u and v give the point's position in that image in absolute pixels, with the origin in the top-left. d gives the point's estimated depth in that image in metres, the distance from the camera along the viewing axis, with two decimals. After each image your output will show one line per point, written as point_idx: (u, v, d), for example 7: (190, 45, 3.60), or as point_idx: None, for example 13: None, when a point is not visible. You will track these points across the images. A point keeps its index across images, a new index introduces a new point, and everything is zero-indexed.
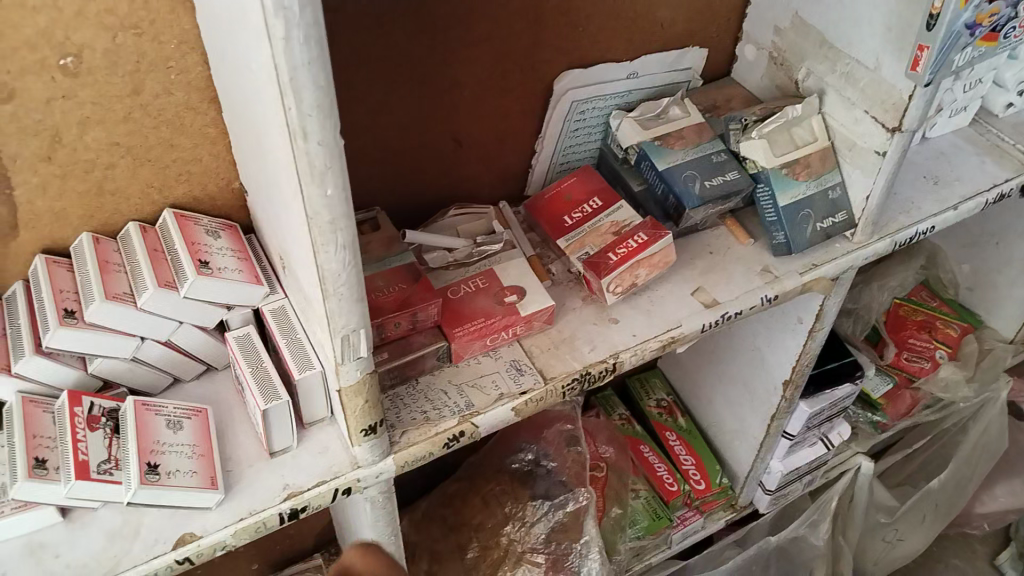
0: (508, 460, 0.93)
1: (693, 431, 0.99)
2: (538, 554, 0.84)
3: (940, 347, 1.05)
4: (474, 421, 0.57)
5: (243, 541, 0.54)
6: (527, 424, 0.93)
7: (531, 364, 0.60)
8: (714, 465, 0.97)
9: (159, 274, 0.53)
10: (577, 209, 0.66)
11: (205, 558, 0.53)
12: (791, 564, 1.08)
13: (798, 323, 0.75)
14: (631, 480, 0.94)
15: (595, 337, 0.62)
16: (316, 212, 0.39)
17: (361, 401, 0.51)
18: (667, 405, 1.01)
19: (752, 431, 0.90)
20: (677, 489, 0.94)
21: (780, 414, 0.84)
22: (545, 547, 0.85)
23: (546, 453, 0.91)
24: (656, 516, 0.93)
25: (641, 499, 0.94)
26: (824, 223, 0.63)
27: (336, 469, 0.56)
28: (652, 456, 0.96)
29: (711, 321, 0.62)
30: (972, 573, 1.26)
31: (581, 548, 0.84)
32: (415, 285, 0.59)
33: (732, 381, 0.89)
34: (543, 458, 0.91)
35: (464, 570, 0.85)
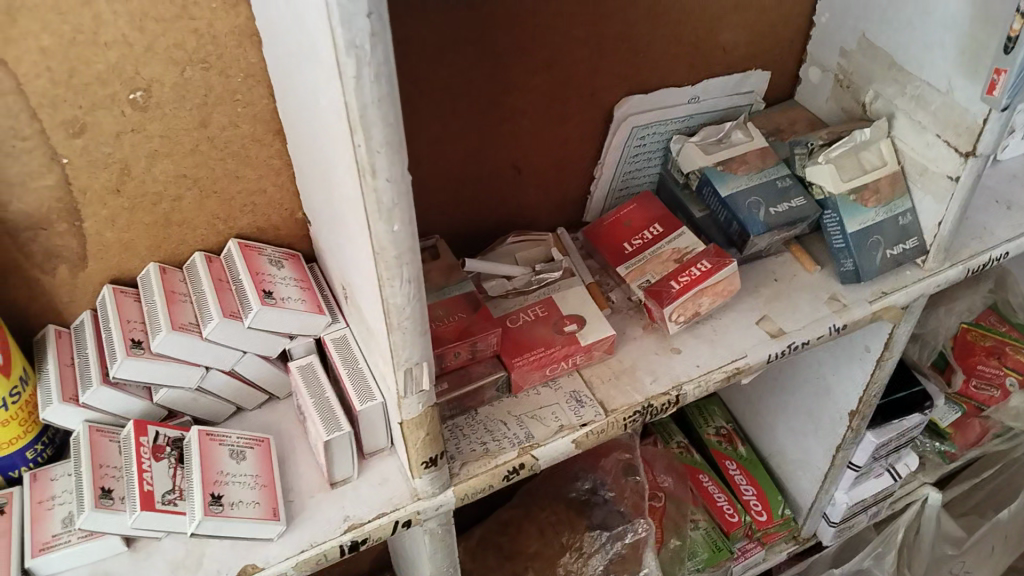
0: (565, 489, 0.91)
1: (755, 461, 0.96)
2: None
3: (1010, 374, 1.00)
4: (534, 454, 0.56)
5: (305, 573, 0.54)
6: (585, 452, 0.92)
7: (592, 395, 0.59)
8: (776, 495, 0.94)
9: (224, 304, 0.53)
10: (637, 236, 0.65)
11: None
12: None
13: (865, 352, 0.73)
14: (689, 510, 0.92)
15: (657, 367, 0.61)
16: (382, 247, 0.39)
17: (422, 433, 0.51)
18: (727, 433, 0.98)
19: (815, 462, 0.88)
20: (737, 520, 0.92)
21: (845, 446, 0.82)
22: None
23: (604, 482, 0.90)
24: (717, 547, 0.90)
25: (700, 531, 0.91)
26: (895, 250, 0.61)
27: (396, 501, 0.55)
28: (712, 486, 0.94)
29: (776, 351, 0.60)
30: None
31: None
32: (474, 313, 0.58)
33: (796, 410, 0.87)
34: (600, 487, 0.90)
35: None
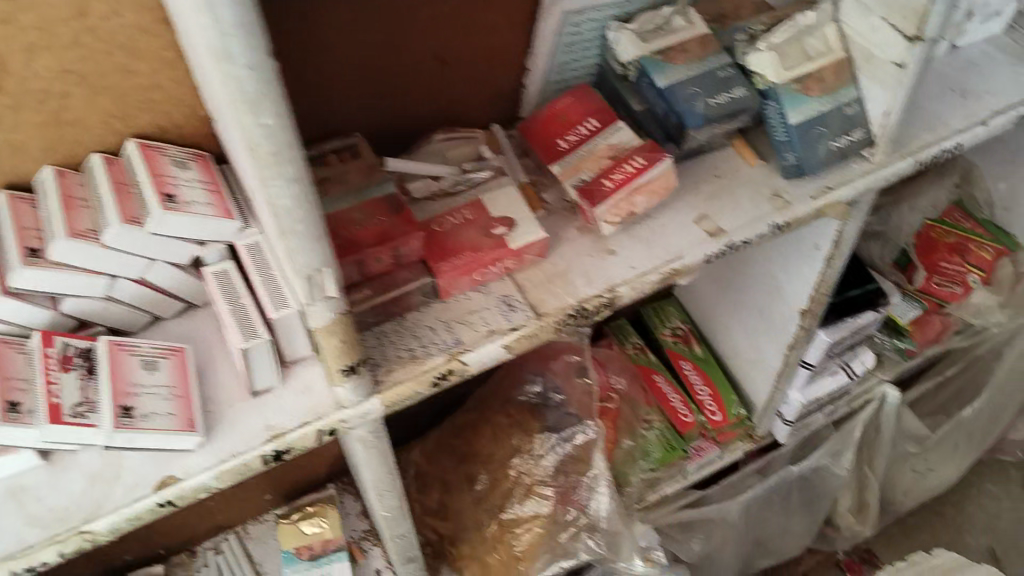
0: (515, 394, 0.91)
1: (710, 361, 0.97)
2: (546, 487, 0.83)
3: (973, 271, 0.99)
4: (463, 359, 0.55)
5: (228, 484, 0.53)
6: (533, 356, 0.91)
7: (523, 299, 0.58)
8: (731, 394, 0.95)
9: (124, 209, 0.50)
10: (572, 131, 0.62)
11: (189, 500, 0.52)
12: (814, 491, 1.11)
13: (815, 249, 0.71)
14: (643, 411, 0.93)
15: (590, 270, 0.59)
16: (256, 144, 0.36)
17: (335, 342, 0.49)
18: (683, 333, 0.99)
19: (768, 362, 0.87)
20: (691, 420, 0.94)
21: (795, 345, 0.82)
22: (553, 479, 0.83)
23: (554, 386, 0.89)
24: (670, 447, 0.92)
25: (654, 431, 0.93)
26: (840, 140, 0.58)
27: (318, 409, 0.54)
28: (665, 386, 0.95)
29: (714, 251, 0.58)
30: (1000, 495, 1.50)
31: (588, 481, 0.83)
32: (395, 216, 0.55)
33: (749, 307, 0.86)
34: (550, 390, 0.89)
35: (473, 501, 0.85)
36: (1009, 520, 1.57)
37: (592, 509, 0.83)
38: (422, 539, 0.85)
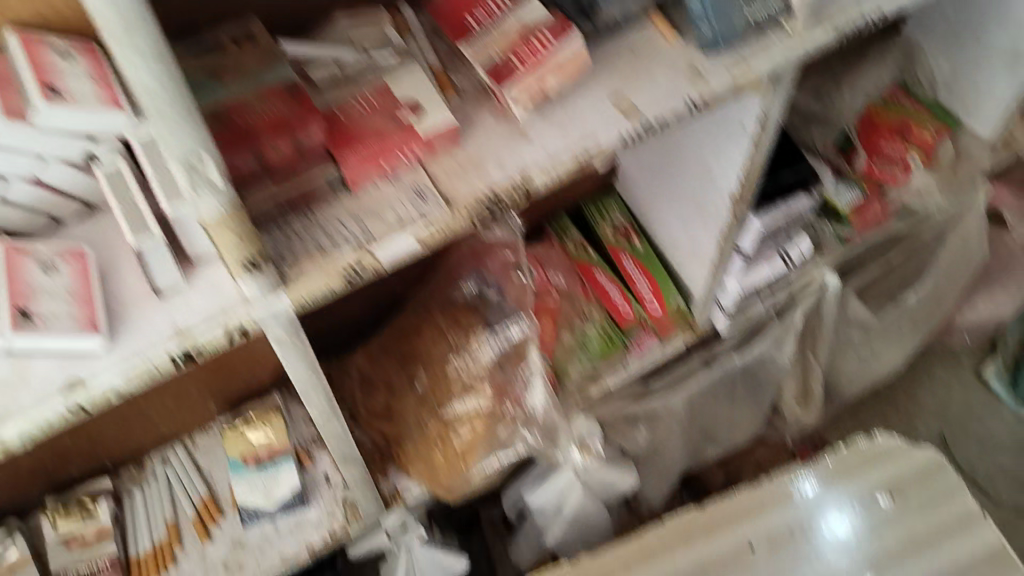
0: (451, 292, 0.89)
1: (650, 256, 0.96)
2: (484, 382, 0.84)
3: (912, 151, 1.03)
4: (373, 253, 0.53)
5: (139, 388, 0.52)
6: (466, 252, 0.88)
7: (435, 190, 0.56)
8: (670, 286, 0.95)
9: (6, 101, 0.48)
10: (478, 7, 0.61)
11: (101, 404, 0.52)
12: (758, 378, 1.13)
13: (741, 128, 0.70)
14: (584, 306, 0.95)
15: (504, 155, 0.57)
16: (103, 20, 0.37)
17: (232, 232, 0.47)
18: (623, 227, 0.98)
19: (705, 250, 0.88)
20: (630, 314, 0.95)
21: (731, 230, 0.82)
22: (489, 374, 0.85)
23: (488, 283, 0.88)
24: (610, 341, 0.95)
25: (595, 326, 0.95)
26: (754, 10, 0.59)
27: (225, 307, 0.52)
28: (604, 281, 0.96)
29: (629, 130, 0.57)
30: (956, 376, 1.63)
31: (527, 373, 0.85)
32: (295, 104, 0.55)
33: (684, 195, 0.85)
34: (483, 288, 0.88)
35: (417, 402, 0.85)
36: (957, 402, 1.62)
37: (527, 406, 0.85)
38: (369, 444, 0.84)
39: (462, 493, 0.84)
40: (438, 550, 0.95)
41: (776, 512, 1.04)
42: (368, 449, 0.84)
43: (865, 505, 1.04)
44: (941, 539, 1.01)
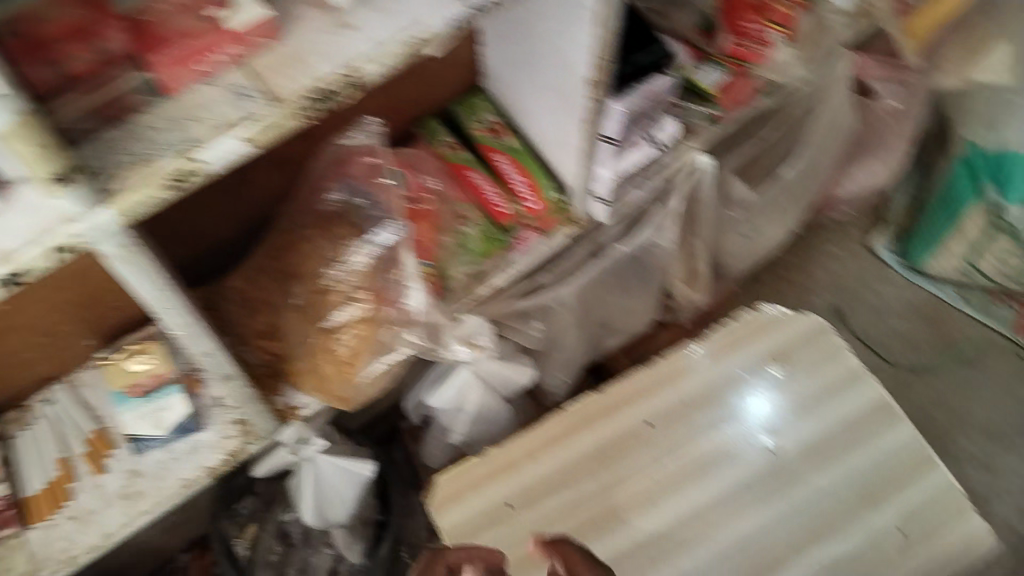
0: (319, 202, 0.87)
1: (522, 151, 0.96)
2: (358, 291, 0.83)
3: (771, 28, 1.02)
4: (194, 156, 0.53)
5: None
6: (329, 161, 0.86)
7: (256, 87, 0.55)
8: (544, 180, 0.95)
9: None
10: None
11: None
12: (645, 266, 1.15)
13: (581, 9, 0.71)
14: (460, 207, 0.94)
15: (327, 47, 0.57)
16: None
17: (26, 146, 0.44)
18: (494, 126, 0.98)
19: (571, 138, 0.88)
20: (507, 211, 0.94)
21: (591, 116, 0.82)
22: (361, 284, 0.84)
23: (356, 190, 0.86)
24: (490, 240, 0.93)
25: (474, 227, 0.93)
26: None
27: (43, 226, 0.49)
28: (478, 180, 0.95)
29: (457, 15, 0.60)
30: (847, 251, 1.74)
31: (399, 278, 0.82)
32: (89, 5, 0.53)
33: (544, 84, 0.86)
34: (353, 197, 0.86)
35: (296, 312, 0.85)
36: (849, 274, 1.72)
37: (407, 303, 0.81)
38: (257, 360, 0.83)
39: (362, 403, 0.84)
40: (339, 459, 0.94)
41: (670, 388, 1.07)
42: (254, 369, 0.83)
43: (759, 376, 1.09)
44: (827, 398, 1.07)
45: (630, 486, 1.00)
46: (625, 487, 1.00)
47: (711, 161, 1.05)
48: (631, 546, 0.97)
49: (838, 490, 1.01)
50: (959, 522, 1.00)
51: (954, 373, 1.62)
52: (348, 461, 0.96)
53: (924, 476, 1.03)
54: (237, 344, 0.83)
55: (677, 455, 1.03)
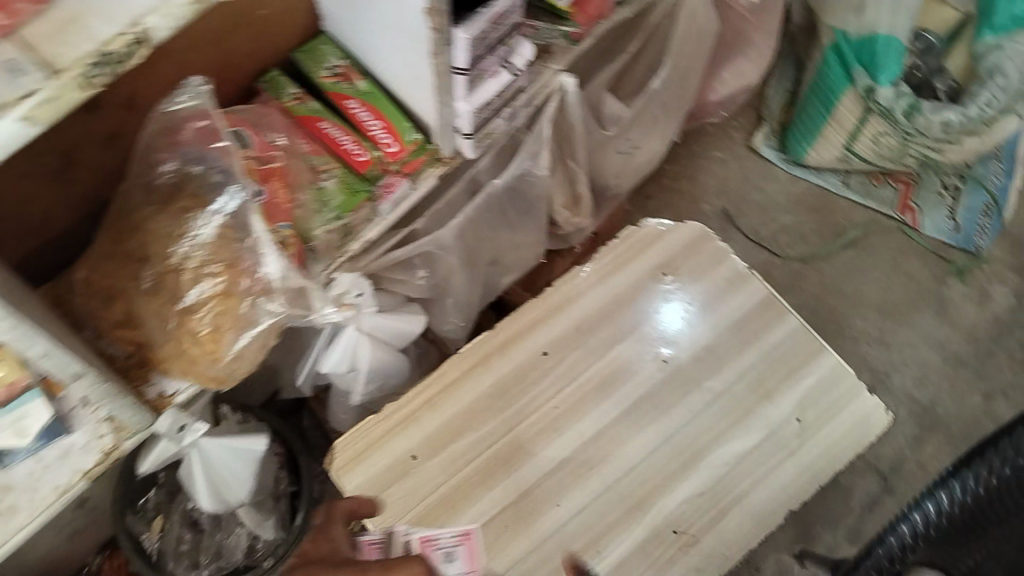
0: (155, 177, 0.81)
1: (375, 94, 0.91)
2: (211, 265, 0.78)
3: None
4: None
5: None
6: (156, 132, 0.78)
7: (31, 58, 0.49)
8: (403, 122, 0.91)
9: None
10: None
11: None
12: (526, 200, 1.12)
13: None
14: (316, 162, 0.88)
15: (106, 4, 0.52)
16: None
17: None
18: (343, 71, 0.91)
19: (423, 75, 0.84)
20: (366, 159, 0.89)
21: (439, 51, 0.79)
22: (210, 255, 0.78)
23: (192, 158, 0.79)
24: (352, 192, 0.88)
25: (334, 181, 0.88)
26: None
27: None
28: (333, 131, 0.90)
29: None
30: (730, 157, 1.75)
31: (249, 245, 0.77)
32: None
33: (384, 21, 0.81)
34: (187, 165, 0.80)
35: (146, 298, 0.79)
36: (734, 177, 1.73)
37: (262, 273, 0.76)
38: (120, 355, 0.79)
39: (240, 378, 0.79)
40: (227, 439, 0.90)
41: (562, 315, 1.05)
42: (121, 362, 0.79)
43: (653, 293, 1.07)
44: (716, 303, 1.07)
45: (532, 417, 0.99)
46: (529, 419, 0.99)
47: (569, 76, 1.02)
48: (540, 475, 0.96)
49: (735, 389, 1.02)
50: (850, 402, 1.03)
51: (841, 259, 1.66)
52: (238, 439, 0.92)
53: (817, 362, 1.04)
54: (95, 339, 0.79)
55: (576, 380, 1.01)
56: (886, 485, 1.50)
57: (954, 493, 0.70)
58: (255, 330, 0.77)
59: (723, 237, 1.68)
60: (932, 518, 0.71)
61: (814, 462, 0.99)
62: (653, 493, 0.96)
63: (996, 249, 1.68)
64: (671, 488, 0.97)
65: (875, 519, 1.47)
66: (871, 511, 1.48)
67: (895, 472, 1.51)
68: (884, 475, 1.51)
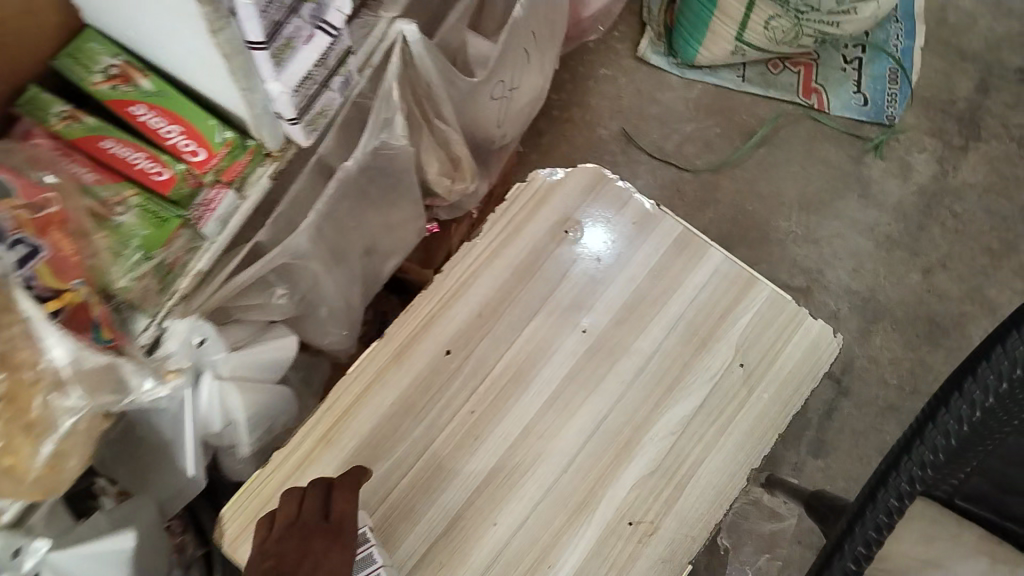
0: None
1: (165, 93, 0.73)
2: None
3: None
4: None
5: None
6: None
7: None
8: (207, 120, 0.73)
9: None
10: None
11: None
12: (389, 177, 0.96)
13: None
14: (105, 192, 0.69)
15: None
16: None
17: None
18: (120, 71, 0.73)
19: (211, 60, 0.68)
20: (170, 176, 0.71)
21: (217, 27, 0.62)
22: None
23: None
24: (160, 221, 0.70)
25: (133, 212, 0.69)
26: None
27: None
28: (120, 149, 0.71)
29: None
30: (618, 72, 1.60)
31: (29, 328, 0.59)
32: None
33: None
34: None
35: None
36: (627, 94, 1.59)
37: (46, 360, 0.59)
38: None
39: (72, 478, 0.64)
40: (85, 547, 0.73)
41: (457, 303, 0.90)
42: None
43: (556, 252, 0.93)
44: (629, 250, 0.94)
45: (448, 429, 0.85)
46: (441, 432, 0.85)
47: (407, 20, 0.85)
48: (469, 493, 0.82)
49: (667, 345, 0.89)
50: (795, 333, 0.91)
51: (753, 159, 1.54)
52: (96, 544, 0.75)
53: (750, 299, 0.92)
54: None
55: (488, 374, 0.87)
56: (841, 388, 1.39)
57: (936, 442, 0.65)
58: (62, 430, 0.61)
59: (626, 160, 1.54)
60: (919, 475, 0.65)
61: (768, 409, 0.87)
62: (599, 484, 0.83)
63: (909, 116, 1.58)
64: (617, 474, 0.84)
65: (836, 427, 1.36)
66: (830, 419, 1.37)
67: (848, 372, 1.40)
68: (837, 377, 1.40)
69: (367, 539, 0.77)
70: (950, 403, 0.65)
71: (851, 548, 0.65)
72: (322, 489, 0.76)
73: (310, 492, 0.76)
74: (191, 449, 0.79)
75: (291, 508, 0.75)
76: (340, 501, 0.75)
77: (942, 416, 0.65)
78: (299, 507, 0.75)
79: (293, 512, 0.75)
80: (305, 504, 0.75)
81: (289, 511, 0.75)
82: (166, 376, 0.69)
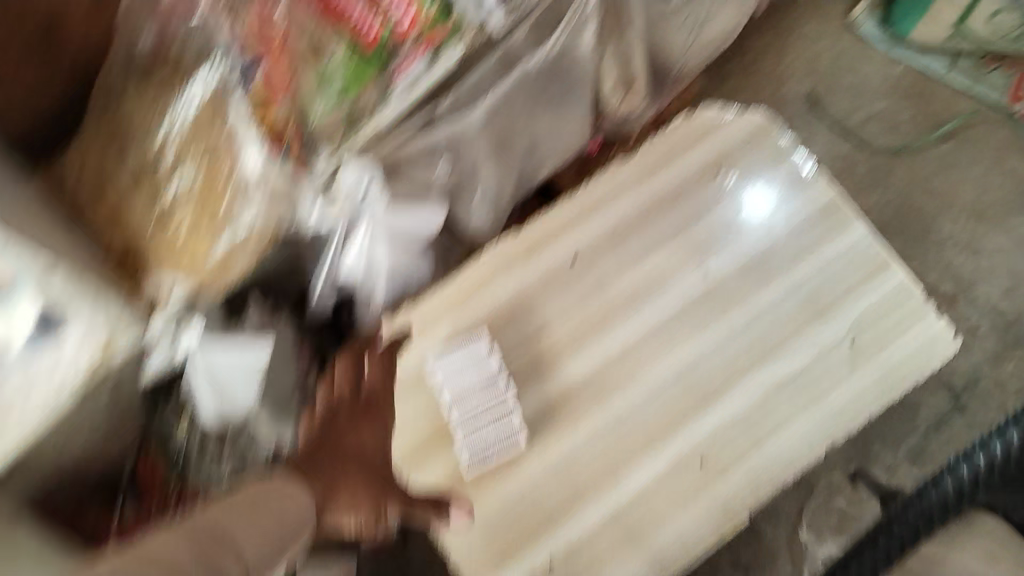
0: (134, 60, 0.84)
1: None
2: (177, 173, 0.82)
3: None
4: None
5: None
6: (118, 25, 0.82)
7: None
8: None
9: None
10: None
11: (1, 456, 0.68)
12: (567, 83, 1.00)
13: None
14: (326, 39, 0.84)
15: None
16: None
17: None
18: None
19: None
20: (377, 34, 0.85)
21: None
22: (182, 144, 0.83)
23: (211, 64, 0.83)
24: (359, 70, 0.84)
25: (340, 57, 0.84)
26: None
27: None
28: None
29: None
30: (824, 32, 1.56)
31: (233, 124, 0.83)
32: None
33: None
34: None
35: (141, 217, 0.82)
36: (825, 55, 1.55)
37: (240, 163, 0.82)
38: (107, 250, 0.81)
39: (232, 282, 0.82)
40: (230, 343, 0.90)
41: (596, 217, 0.96)
42: (114, 261, 0.80)
43: (703, 185, 0.97)
44: (776, 201, 0.96)
45: (558, 326, 0.91)
46: (551, 330, 0.91)
47: None
48: (559, 391, 0.88)
49: (781, 308, 0.92)
50: (913, 325, 0.91)
51: (937, 151, 1.48)
52: (242, 344, 0.91)
53: (880, 278, 0.93)
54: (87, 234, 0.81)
55: (607, 291, 0.93)
56: (958, 405, 1.31)
57: (965, 475, 0.69)
58: (236, 224, 0.81)
59: (804, 125, 1.52)
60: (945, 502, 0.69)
61: (869, 386, 0.89)
62: (685, 413, 0.87)
63: None
64: (704, 407, 0.88)
65: (942, 441, 1.29)
66: (937, 432, 1.30)
67: (970, 391, 1.32)
68: (956, 394, 1.32)
69: (492, 374, 0.88)
70: (988, 443, 0.70)
71: (884, 543, 0.69)
72: (355, 365, 0.80)
73: (342, 368, 0.80)
74: (330, 270, 0.93)
75: (328, 386, 0.79)
76: (371, 375, 0.79)
77: (976, 454, 0.70)
78: (333, 385, 0.79)
79: (329, 393, 0.78)
80: (338, 382, 0.79)
81: (327, 390, 0.79)
82: (330, 204, 0.86)
